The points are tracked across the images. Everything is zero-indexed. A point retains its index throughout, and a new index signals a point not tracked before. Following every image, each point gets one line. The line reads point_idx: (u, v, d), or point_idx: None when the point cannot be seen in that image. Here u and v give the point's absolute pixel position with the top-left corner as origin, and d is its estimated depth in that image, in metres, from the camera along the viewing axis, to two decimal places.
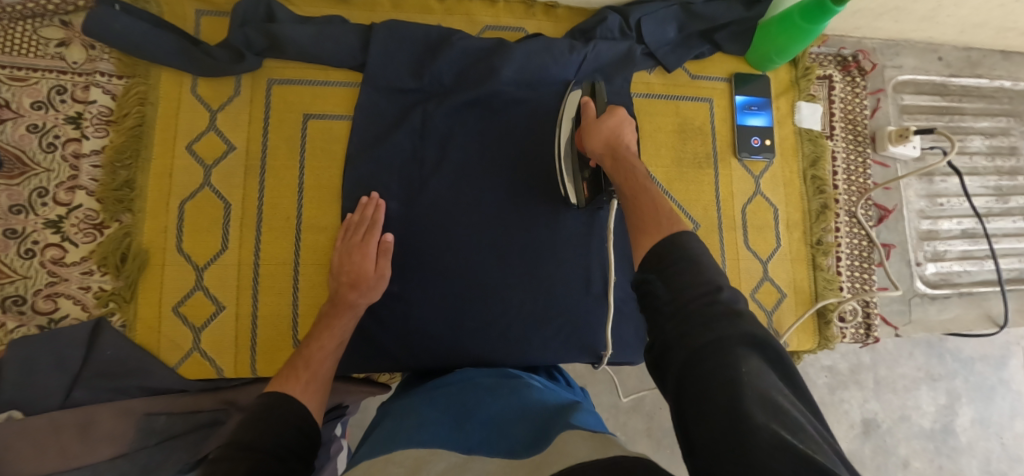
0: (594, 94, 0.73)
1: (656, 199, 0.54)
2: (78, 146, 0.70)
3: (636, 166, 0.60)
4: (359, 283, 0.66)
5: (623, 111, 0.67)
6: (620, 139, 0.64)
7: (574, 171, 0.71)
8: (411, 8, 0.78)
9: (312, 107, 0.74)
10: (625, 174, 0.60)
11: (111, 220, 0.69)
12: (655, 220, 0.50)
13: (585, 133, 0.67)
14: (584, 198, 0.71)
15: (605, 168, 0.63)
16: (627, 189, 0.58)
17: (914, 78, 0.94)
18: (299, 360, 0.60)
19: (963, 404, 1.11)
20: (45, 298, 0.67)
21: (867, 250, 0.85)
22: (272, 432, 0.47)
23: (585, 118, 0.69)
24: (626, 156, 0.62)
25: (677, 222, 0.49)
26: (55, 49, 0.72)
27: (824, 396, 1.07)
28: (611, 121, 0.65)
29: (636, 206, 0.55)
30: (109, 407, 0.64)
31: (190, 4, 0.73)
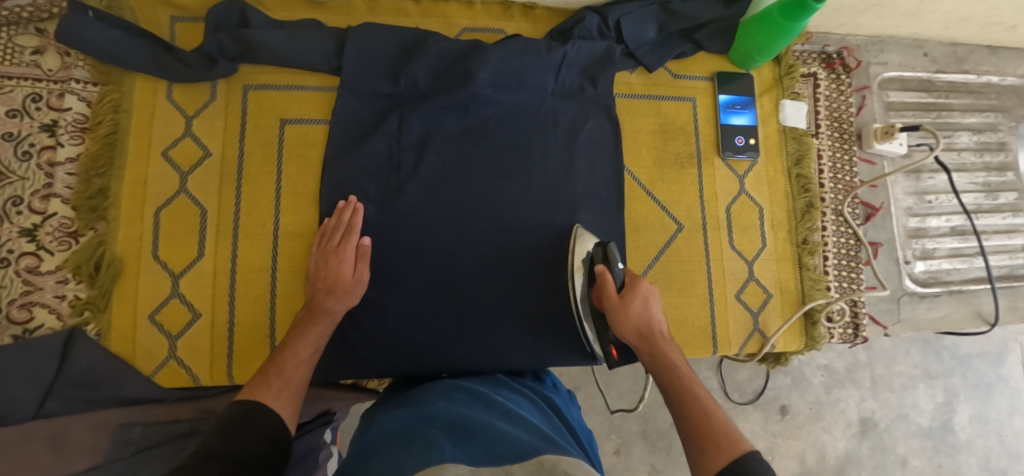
0: (607, 258, 0.69)
1: (710, 411, 0.53)
2: (53, 154, 0.70)
3: (678, 359, 0.60)
4: (335, 289, 0.66)
5: (646, 283, 0.66)
6: (651, 321, 0.63)
7: (603, 336, 0.69)
8: (387, 11, 0.77)
9: (288, 112, 0.73)
10: (668, 372, 0.59)
11: (85, 228, 0.68)
12: (716, 446, 0.49)
13: (614, 317, 0.64)
14: (614, 360, 0.69)
15: (642, 359, 0.62)
16: (675, 399, 0.56)
17: (900, 74, 0.93)
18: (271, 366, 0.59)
19: (961, 402, 1.09)
20: (21, 307, 0.67)
21: (854, 249, 0.85)
22: (240, 438, 0.47)
23: (606, 295, 0.66)
24: (664, 347, 0.61)
25: (740, 439, 0.49)
26: (30, 57, 0.72)
27: (821, 396, 1.06)
28: (638, 303, 0.64)
29: (687, 421, 0.53)
30: (83, 418, 0.63)
31: (163, 10, 0.73)
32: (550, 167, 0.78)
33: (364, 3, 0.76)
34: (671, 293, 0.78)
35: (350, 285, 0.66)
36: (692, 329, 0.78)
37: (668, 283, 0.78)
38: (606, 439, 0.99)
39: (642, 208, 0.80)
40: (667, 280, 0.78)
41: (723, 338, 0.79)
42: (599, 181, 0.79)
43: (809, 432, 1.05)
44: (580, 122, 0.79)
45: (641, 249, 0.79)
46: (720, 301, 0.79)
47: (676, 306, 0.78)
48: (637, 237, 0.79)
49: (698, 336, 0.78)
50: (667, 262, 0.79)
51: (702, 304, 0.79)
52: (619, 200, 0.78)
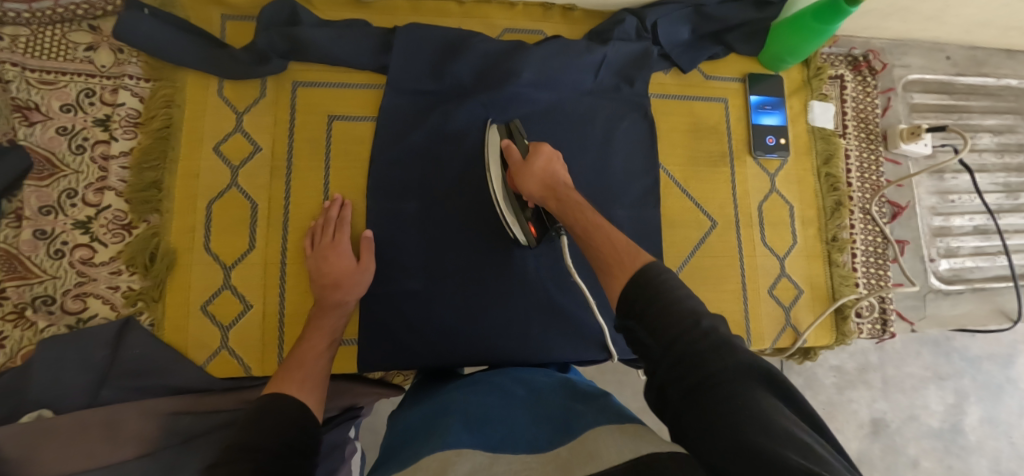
0: (510, 133, 0.74)
1: (612, 238, 0.57)
2: (107, 148, 0.71)
3: (580, 201, 0.63)
4: (341, 282, 0.67)
5: (547, 145, 0.69)
6: (554, 176, 0.66)
7: (518, 215, 0.71)
8: (429, 11, 0.78)
9: (335, 109, 0.75)
10: (573, 213, 0.62)
11: (139, 220, 0.70)
12: (622, 262, 0.53)
13: (519, 176, 0.68)
14: (534, 238, 0.72)
15: (550, 208, 0.66)
16: (581, 233, 0.60)
17: (923, 76, 0.95)
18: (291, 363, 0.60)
19: (971, 403, 1.11)
20: (74, 298, 0.68)
21: (882, 247, 0.87)
22: (268, 427, 0.47)
23: (512, 161, 0.69)
24: (568, 195, 0.64)
25: (640, 254, 0.53)
26: (83, 53, 0.73)
27: (832, 396, 1.08)
28: (541, 160, 0.67)
29: (597, 251, 0.57)
30: (132, 407, 0.63)
31: (214, 9, 0.74)
32: (588, 163, 0.79)
33: (407, 3, 0.77)
34: (706, 289, 0.80)
35: (356, 275, 0.68)
36: (726, 323, 0.79)
37: (703, 279, 0.80)
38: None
39: (677, 204, 0.81)
40: (702, 276, 0.80)
41: (756, 333, 0.80)
42: (636, 178, 0.80)
43: None
44: (617, 120, 0.81)
45: (675, 245, 0.80)
46: (753, 297, 0.81)
47: (710, 301, 0.80)
48: (672, 233, 0.80)
49: (732, 330, 0.79)
50: (701, 258, 0.80)
51: (735, 299, 0.80)
52: (655, 195, 0.80)
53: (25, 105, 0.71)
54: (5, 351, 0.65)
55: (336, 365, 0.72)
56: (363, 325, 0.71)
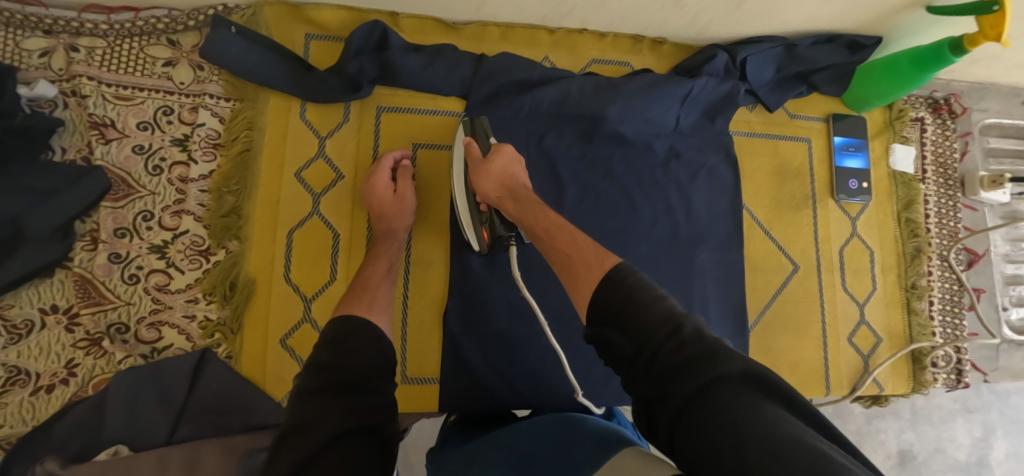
0: (475, 130, 0.67)
1: (579, 242, 0.52)
2: (185, 170, 0.69)
3: (540, 203, 0.58)
4: (385, 213, 0.66)
5: (510, 147, 0.63)
6: (514, 179, 0.61)
7: (473, 218, 0.66)
8: (518, 39, 0.76)
9: (420, 137, 0.74)
10: (534, 215, 0.57)
11: (219, 247, 0.67)
12: (587, 264, 0.48)
13: (475, 176, 0.61)
14: (484, 243, 0.67)
15: (506, 210, 0.60)
16: (544, 234, 0.55)
17: (1000, 121, 0.92)
18: (307, 416, 0.42)
19: (998, 438, 1.05)
20: (149, 327, 0.65)
21: (958, 295, 0.85)
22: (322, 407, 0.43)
23: (471, 160, 0.63)
24: (527, 197, 0.59)
25: (609, 256, 0.48)
26: (161, 69, 0.70)
27: (861, 426, 1.03)
28: (502, 160, 0.61)
29: (559, 253, 0.52)
30: (212, 445, 0.60)
31: (299, 28, 0.72)
32: (672, 201, 0.77)
33: (497, 29, 0.75)
34: (788, 335, 0.79)
35: (398, 207, 0.66)
36: (805, 370, 0.78)
37: (784, 324, 0.79)
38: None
39: (760, 247, 0.80)
40: (783, 321, 0.79)
41: (836, 380, 0.79)
42: (721, 219, 0.79)
43: None
44: (701, 156, 0.79)
45: (758, 288, 0.79)
46: (833, 344, 0.80)
47: (791, 347, 0.79)
48: (756, 276, 0.80)
49: (811, 377, 0.78)
50: (783, 302, 0.79)
51: (815, 346, 0.79)
52: (739, 238, 0.78)
53: (101, 121, 0.68)
54: (76, 379, 0.63)
55: (421, 403, 0.69)
56: (447, 364, 0.69)
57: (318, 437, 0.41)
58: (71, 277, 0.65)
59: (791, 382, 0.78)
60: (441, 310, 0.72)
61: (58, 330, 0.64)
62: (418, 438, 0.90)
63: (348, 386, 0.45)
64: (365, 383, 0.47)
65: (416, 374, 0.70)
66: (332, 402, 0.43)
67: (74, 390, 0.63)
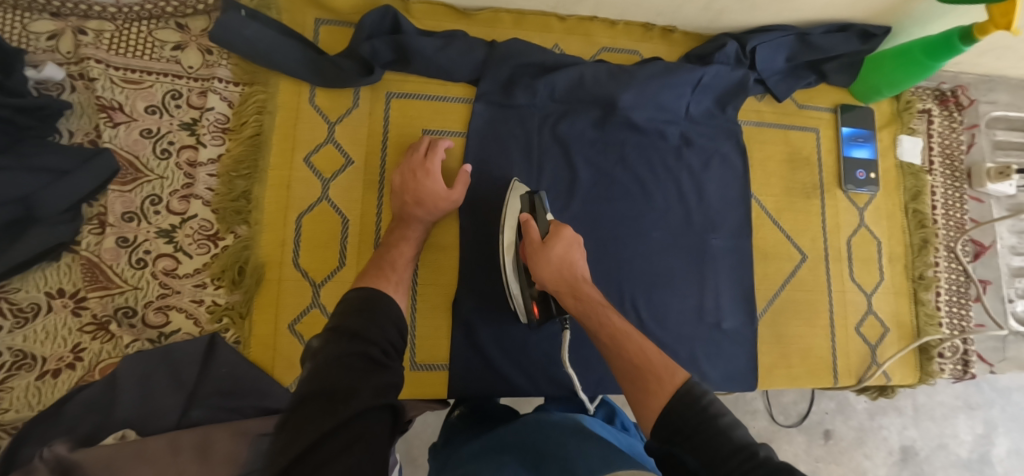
0: (532, 207, 0.67)
1: (644, 349, 0.52)
2: (193, 154, 0.68)
3: (603, 303, 0.58)
4: (423, 201, 0.66)
5: (568, 229, 0.63)
6: (574, 266, 0.61)
7: (525, 291, 0.66)
8: (530, 26, 0.76)
9: (431, 123, 0.73)
10: (598, 316, 0.57)
11: (227, 232, 0.67)
12: (657, 377, 0.47)
13: (534, 261, 0.61)
14: (534, 318, 0.66)
15: (565, 303, 0.60)
16: (607, 341, 0.55)
17: (1007, 114, 0.92)
18: (337, 385, 0.44)
19: (1000, 435, 1.05)
20: (157, 311, 0.65)
21: (964, 285, 0.85)
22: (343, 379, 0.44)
23: (529, 241, 0.62)
24: (589, 293, 0.59)
25: (676, 369, 0.47)
26: (170, 53, 0.70)
27: (864, 422, 1.03)
28: (561, 246, 0.61)
29: (628, 363, 0.51)
30: (224, 427, 0.60)
31: (311, 12, 0.71)
32: (682, 188, 0.77)
33: (509, 16, 0.75)
34: (797, 324, 0.79)
35: (433, 198, 0.66)
36: (815, 359, 0.78)
37: (794, 313, 0.79)
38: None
39: (770, 237, 0.80)
40: (792, 309, 0.79)
41: (844, 368, 0.79)
42: (731, 207, 0.79)
43: (851, 458, 1.01)
44: (711, 145, 0.79)
45: (768, 277, 0.79)
46: (842, 333, 0.80)
47: (801, 336, 0.79)
48: (766, 265, 0.79)
49: (820, 367, 0.78)
50: (793, 291, 0.79)
51: (824, 336, 0.79)
52: (749, 227, 0.78)
53: (109, 104, 0.67)
54: (82, 363, 0.63)
55: (430, 390, 0.69)
56: (459, 350, 0.69)
57: (346, 408, 0.43)
58: (79, 261, 0.64)
59: (802, 370, 0.78)
60: (452, 296, 0.71)
61: (65, 313, 0.63)
62: (422, 431, 0.89)
63: (374, 360, 0.47)
64: (387, 358, 0.49)
65: (426, 360, 0.69)
66: (359, 375, 0.45)
67: (80, 374, 0.63)
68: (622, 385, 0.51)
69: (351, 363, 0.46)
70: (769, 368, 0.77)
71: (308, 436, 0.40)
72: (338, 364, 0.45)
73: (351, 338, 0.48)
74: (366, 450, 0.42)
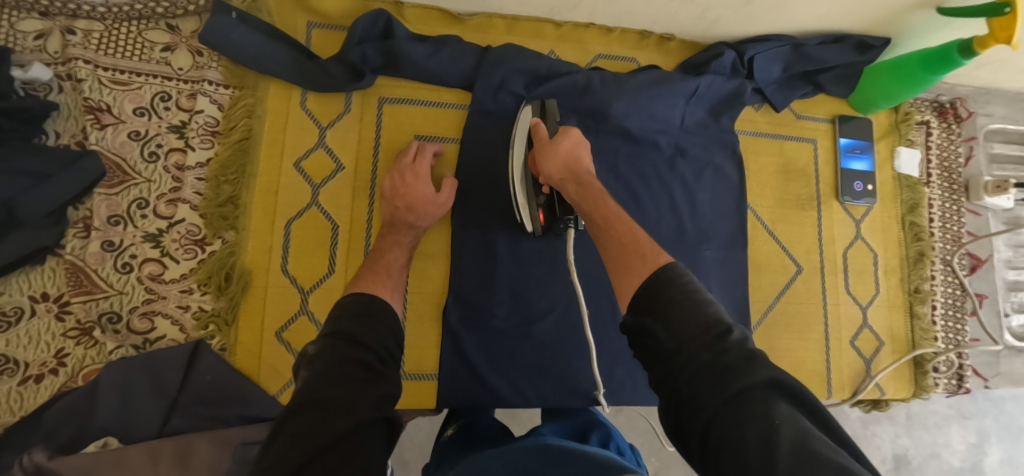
0: (543, 112, 0.68)
1: (635, 233, 0.51)
2: (182, 158, 0.67)
3: (603, 191, 0.58)
4: (415, 206, 0.65)
5: (577, 130, 0.63)
6: (580, 162, 0.61)
7: (530, 198, 0.65)
8: (525, 32, 0.75)
9: (423, 129, 0.72)
10: (595, 200, 0.56)
11: (214, 237, 0.66)
12: (640, 257, 0.48)
13: (541, 156, 0.61)
14: (540, 225, 0.66)
15: (568, 194, 0.59)
16: (601, 221, 0.54)
17: (1004, 127, 0.92)
18: (334, 394, 0.43)
19: (993, 444, 1.05)
20: (142, 317, 0.64)
21: (960, 300, 0.85)
22: (342, 388, 0.44)
23: (538, 140, 0.63)
24: (591, 181, 0.59)
25: (661, 254, 0.48)
26: (160, 54, 0.69)
27: (857, 430, 1.02)
28: (569, 143, 0.61)
29: (616, 241, 0.51)
30: (207, 436, 0.59)
31: (302, 15, 0.70)
32: (676, 199, 0.77)
33: (504, 21, 0.74)
34: (790, 336, 0.78)
35: (426, 204, 0.65)
36: (807, 373, 0.78)
37: (787, 325, 0.78)
38: (648, 460, 0.92)
39: (764, 248, 0.80)
40: (785, 321, 0.78)
41: (837, 382, 0.79)
42: (727, 218, 0.78)
43: None
44: (706, 155, 0.78)
45: (762, 288, 0.79)
46: (835, 347, 0.79)
47: (794, 348, 0.78)
48: (759, 276, 0.79)
49: (813, 380, 0.78)
50: (786, 303, 0.79)
51: (817, 349, 0.79)
52: (744, 238, 0.78)
53: (97, 106, 0.66)
54: (65, 369, 0.62)
55: (418, 400, 0.68)
56: (447, 359, 0.68)
57: (342, 422, 0.41)
58: (63, 265, 0.63)
59: None
60: (442, 305, 0.70)
61: (48, 319, 0.62)
62: (414, 435, 0.88)
63: (372, 367, 0.47)
64: (384, 366, 0.48)
65: (415, 370, 0.69)
66: (357, 384, 0.44)
67: (63, 380, 0.62)
68: (610, 264, 0.51)
69: (350, 368, 0.45)
70: None
71: (302, 450, 0.39)
72: (335, 370, 0.45)
73: (348, 343, 0.48)
74: (362, 466, 0.41)
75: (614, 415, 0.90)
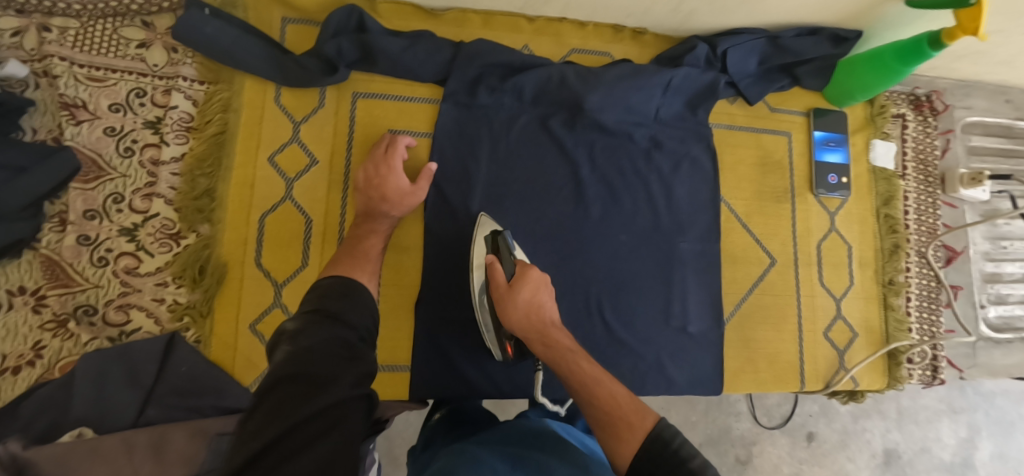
0: (497, 248, 0.65)
1: (613, 391, 0.51)
2: (157, 152, 0.68)
3: (574, 348, 0.57)
4: (389, 197, 0.65)
5: (535, 271, 0.62)
6: (542, 309, 0.60)
7: (496, 336, 0.65)
8: (499, 27, 0.76)
9: (397, 123, 0.73)
10: (567, 361, 0.55)
11: (189, 230, 0.67)
12: (627, 424, 0.46)
13: (504, 309, 0.60)
14: (509, 357, 0.66)
15: (535, 350, 0.59)
16: (576, 384, 0.53)
17: (983, 119, 0.92)
18: (318, 368, 0.43)
19: (983, 438, 1.05)
20: (117, 309, 0.65)
21: (936, 291, 0.85)
22: (325, 362, 0.44)
23: (496, 287, 0.62)
24: (559, 339, 0.58)
25: (646, 412, 0.47)
26: (135, 50, 0.69)
27: (847, 425, 1.02)
28: (527, 292, 0.60)
29: (599, 410, 0.49)
30: (182, 427, 0.60)
31: (277, 11, 0.71)
32: (650, 192, 0.77)
33: (478, 16, 0.74)
34: (765, 327, 0.79)
35: (397, 196, 0.65)
36: (782, 365, 0.78)
37: (762, 317, 0.79)
38: None
39: (739, 241, 0.80)
40: (761, 313, 0.79)
41: (811, 374, 0.79)
42: (700, 212, 0.79)
43: (834, 461, 1.01)
44: (681, 148, 0.79)
45: (736, 281, 0.79)
46: (810, 338, 0.80)
47: (769, 341, 0.79)
48: (734, 270, 0.80)
49: (788, 372, 0.78)
50: (761, 295, 0.79)
51: (792, 340, 0.79)
52: (718, 230, 0.78)
53: (72, 102, 0.67)
54: (42, 361, 0.63)
55: (391, 390, 0.69)
56: (420, 351, 0.69)
57: (325, 395, 0.42)
58: (39, 258, 0.64)
59: (768, 375, 0.78)
60: (415, 297, 0.71)
61: (25, 311, 0.63)
62: (403, 430, 0.89)
63: (351, 346, 0.48)
64: (363, 346, 0.49)
65: (388, 361, 0.70)
66: (340, 362, 0.45)
67: (40, 372, 0.63)
68: (593, 431, 0.48)
69: (331, 346, 0.46)
70: (735, 373, 0.77)
71: (285, 419, 0.39)
72: (318, 346, 0.45)
73: (332, 322, 0.49)
74: (344, 437, 0.41)
75: None
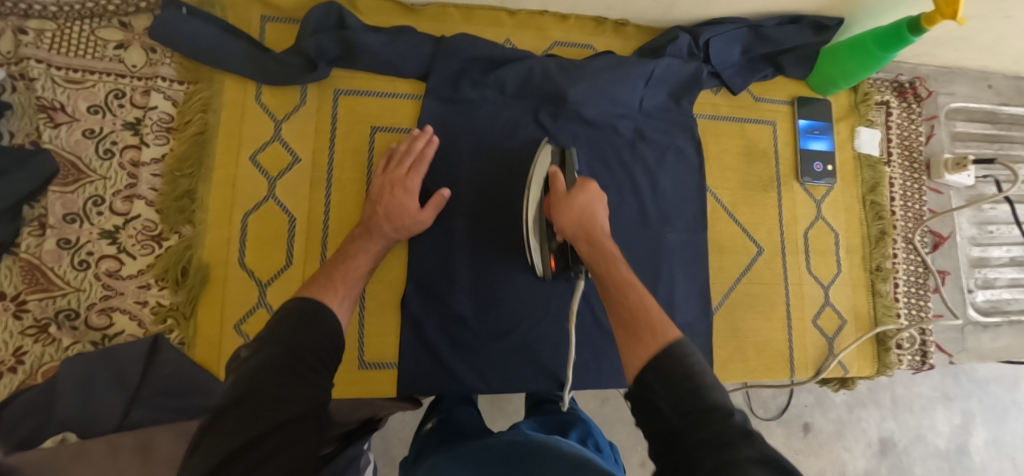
0: (562, 161, 0.67)
1: (647, 304, 0.50)
2: (136, 154, 0.68)
3: (619, 255, 0.56)
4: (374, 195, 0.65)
5: (594, 184, 0.62)
6: (594, 216, 0.59)
7: (543, 244, 0.66)
8: (481, 21, 0.75)
9: (380, 120, 0.73)
10: (608, 265, 0.55)
11: (171, 231, 0.66)
12: (650, 331, 0.47)
13: (557, 209, 0.60)
14: (551, 270, 0.68)
15: (580, 251, 0.58)
16: (613, 287, 0.53)
17: (966, 105, 0.93)
18: (263, 391, 0.42)
19: (977, 425, 1.06)
20: (99, 312, 0.64)
21: (923, 277, 0.86)
22: (272, 383, 0.43)
23: (555, 192, 0.62)
24: (605, 243, 0.57)
25: (670, 327, 0.47)
26: (112, 51, 0.69)
27: (842, 415, 1.02)
28: (584, 198, 0.60)
29: (625, 308, 0.50)
30: (169, 429, 0.59)
31: (256, 9, 0.71)
32: (636, 184, 0.77)
33: (458, 11, 0.74)
34: (755, 316, 0.79)
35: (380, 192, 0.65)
36: (773, 353, 0.79)
37: (751, 306, 0.79)
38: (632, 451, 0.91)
39: (726, 230, 0.80)
40: (749, 302, 0.79)
41: (801, 362, 0.79)
42: (687, 202, 0.79)
43: (830, 450, 1.01)
44: (666, 138, 0.79)
45: (724, 271, 0.79)
46: (799, 326, 0.80)
47: (759, 330, 0.79)
48: (722, 259, 0.80)
49: (778, 360, 0.79)
50: (749, 284, 0.80)
51: (782, 329, 0.79)
52: (704, 220, 0.78)
53: (49, 104, 0.66)
54: (24, 367, 0.62)
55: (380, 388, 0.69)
56: (408, 347, 0.69)
57: (270, 419, 0.41)
58: (19, 263, 0.63)
59: (759, 364, 0.78)
60: (401, 293, 0.71)
61: (6, 316, 0.62)
62: (400, 430, 0.89)
63: (303, 362, 0.46)
64: (319, 360, 0.48)
65: (375, 358, 0.69)
66: (289, 382, 0.44)
67: (22, 378, 0.62)
68: (617, 333, 0.50)
69: (282, 364, 0.45)
70: (725, 362, 0.77)
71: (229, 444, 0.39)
72: (267, 366, 0.44)
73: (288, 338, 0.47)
74: (290, 458, 0.41)
75: (599, 404, 0.90)
